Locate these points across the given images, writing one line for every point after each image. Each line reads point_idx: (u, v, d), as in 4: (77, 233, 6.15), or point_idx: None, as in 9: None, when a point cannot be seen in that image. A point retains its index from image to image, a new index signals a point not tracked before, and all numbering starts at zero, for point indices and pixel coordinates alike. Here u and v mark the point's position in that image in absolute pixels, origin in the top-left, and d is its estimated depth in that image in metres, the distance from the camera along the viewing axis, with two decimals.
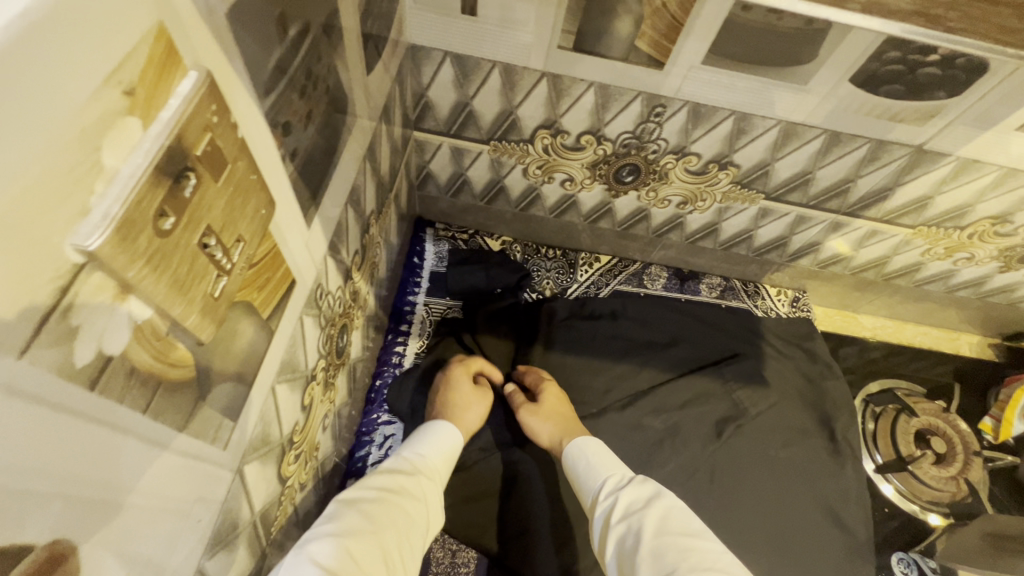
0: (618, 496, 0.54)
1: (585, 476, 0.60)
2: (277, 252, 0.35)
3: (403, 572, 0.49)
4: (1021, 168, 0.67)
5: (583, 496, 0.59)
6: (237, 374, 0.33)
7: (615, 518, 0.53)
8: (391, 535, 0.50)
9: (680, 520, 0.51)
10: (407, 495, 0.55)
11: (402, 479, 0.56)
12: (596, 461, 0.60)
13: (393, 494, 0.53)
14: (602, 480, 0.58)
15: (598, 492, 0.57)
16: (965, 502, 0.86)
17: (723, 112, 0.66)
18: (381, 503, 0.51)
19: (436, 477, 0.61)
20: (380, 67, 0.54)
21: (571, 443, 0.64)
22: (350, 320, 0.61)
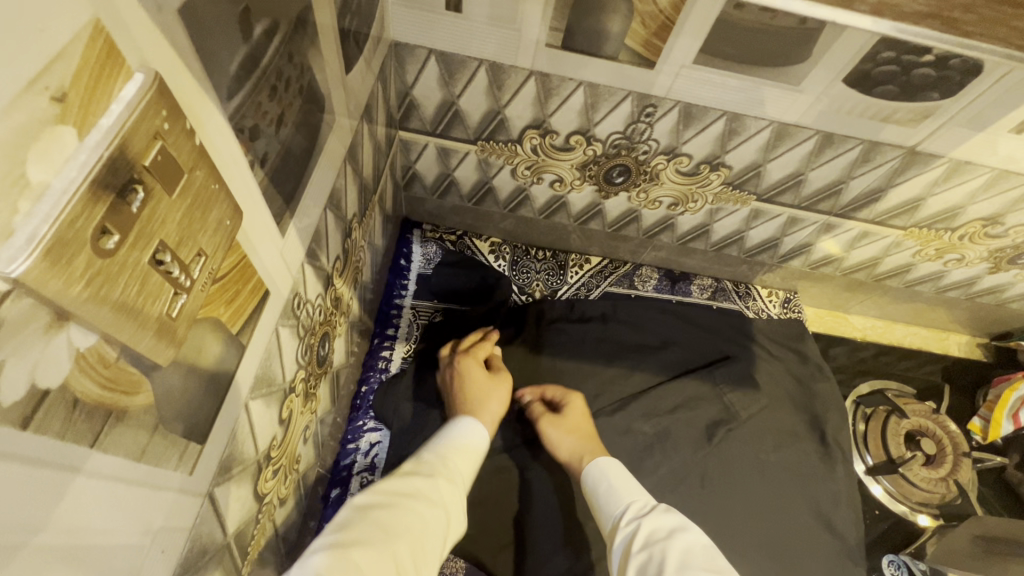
0: (641, 523, 0.53)
1: (606, 501, 0.59)
2: (247, 262, 0.33)
3: None
4: (1013, 170, 0.66)
5: (602, 523, 0.58)
6: (203, 394, 0.31)
7: (636, 545, 0.51)
8: (404, 545, 0.46)
9: (704, 555, 0.50)
10: (424, 502, 0.52)
11: (418, 482, 0.53)
12: (618, 486, 0.59)
13: (406, 498, 0.50)
14: (624, 507, 0.57)
15: (619, 519, 0.56)
16: (953, 503, 0.85)
17: (715, 113, 0.64)
18: (393, 511, 0.48)
19: (455, 481, 0.57)
20: (361, 65, 0.52)
21: (591, 466, 0.63)
22: (332, 327, 0.59)
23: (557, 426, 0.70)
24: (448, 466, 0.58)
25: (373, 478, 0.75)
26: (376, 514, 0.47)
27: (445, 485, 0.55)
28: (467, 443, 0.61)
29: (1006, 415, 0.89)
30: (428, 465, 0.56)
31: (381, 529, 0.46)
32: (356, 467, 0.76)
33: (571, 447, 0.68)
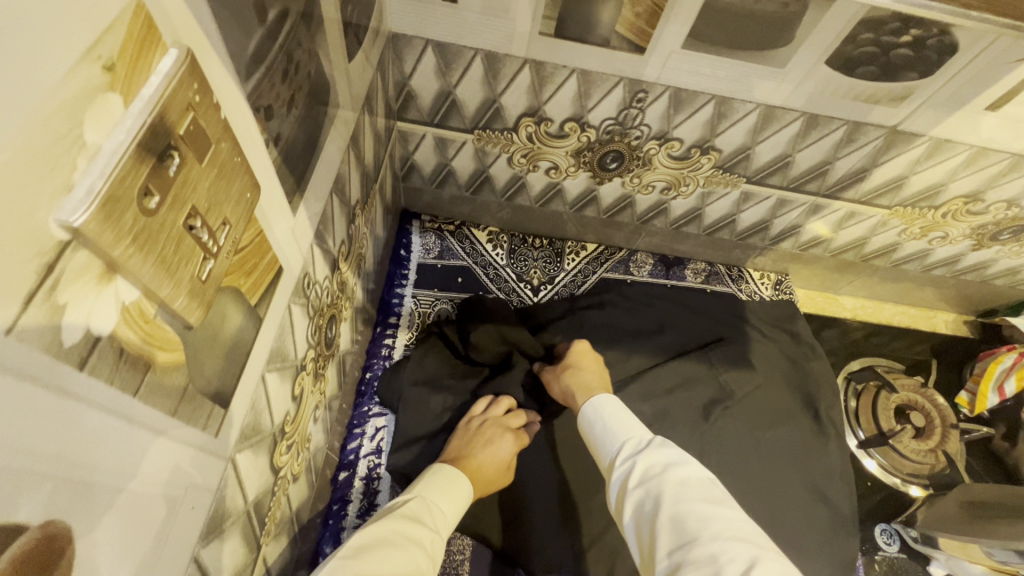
0: (637, 461, 0.54)
1: (604, 438, 0.60)
2: (264, 237, 0.35)
3: None
4: (991, 147, 0.69)
5: (602, 460, 0.60)
6: (226, 361, 0.33)
7: (634, 482, 0.53)
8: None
9: (700, 487, 0.51)
10: (415, 543, 0.54)
11: (408, 526, 0.56)
12: (613, 424, 0.60)
13: (400, 541, 0.53)
14: (621, 444, 0.58)
15: (616, 456, 0.57)
16: (943, 472, 0.88)
17: (704, 97, 0.67)
18: (387, 555, 0.50)
19: (438, 523, 0.59)
20: (361, 55, 0.53)
21: (589, 404, 0.64)
22: (338, 311, 0.61)
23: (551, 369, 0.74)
24: (438, 518, 0.60)
25: (380, 461, 0.78)
26: (369, 555, 0.49)
27: (435, 532, 0.58)
28: (457, 501, 0.63)
29: (991, 387, 0.92)
30: (419, 511, 0.59)
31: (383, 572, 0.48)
32: (362, 451, 0.78)
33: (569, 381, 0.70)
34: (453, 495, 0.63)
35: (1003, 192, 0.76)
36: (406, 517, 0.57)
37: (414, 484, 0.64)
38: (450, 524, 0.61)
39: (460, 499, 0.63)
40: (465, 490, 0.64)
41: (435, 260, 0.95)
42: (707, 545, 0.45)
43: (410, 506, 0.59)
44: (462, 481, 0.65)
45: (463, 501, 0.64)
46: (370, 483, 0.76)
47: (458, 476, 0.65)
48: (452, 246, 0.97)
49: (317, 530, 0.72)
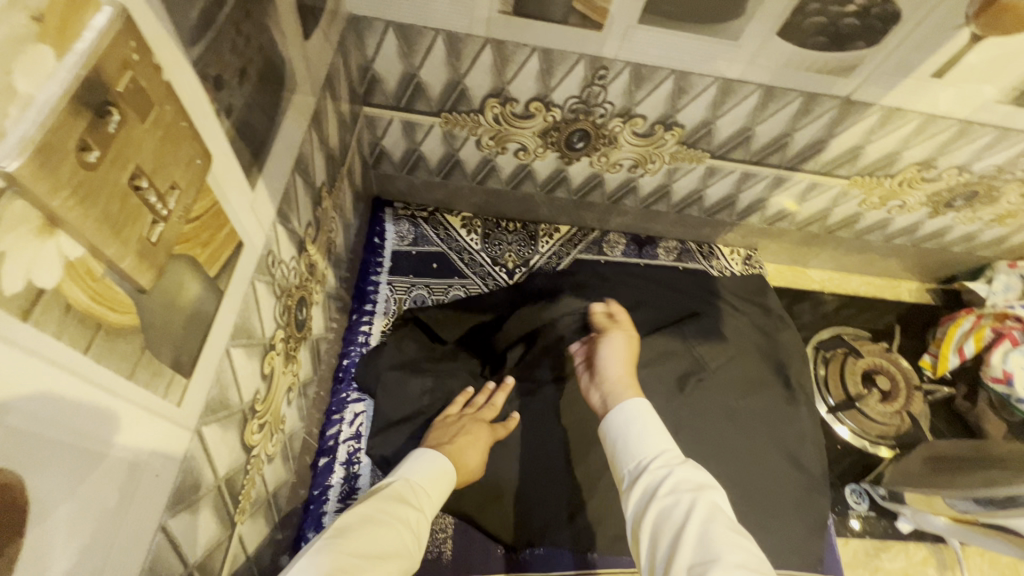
0: (667, 471, 0.53)
1: (631, 443, 0.57)
2: (220, 209, 0.36)
3: None
4: (939, 114, 0.72)
5: (620, 464, 0.57)
6: (187, 330, 0.34)
7: (662, 490, 0.51)
8: (393, 564, 0.50)
9: (729, 515, 0.49)
10: (402, 523, 0.55)
11: (396, 506, 0.56)
12: (642, 429, 0.57)
13: (390, 520, 0.54)
14: (648, 450, 0.56)
15: (642, 462, 0.55)
16: (908, 433, 0.92)
17: (664, 72, 0.68)
18: (377, 530, 0.51)
19: (424, 504, 0.60)
20: (319, 34, 0.53)
21: (625, 402, 0.61)
22: (308, 293, 0.61)
23: (614, 341, 0.72)
24: (425, 498, 0.60)
25: (359, 446, 0.78)
26: (355, 533, 0.50)
27: (420, 511, 0.58)
28: (444, 484, 0.64)
29: (951, 349, 0.96)
30: (407, 494, 0.59)
31: (370, 550, 0.49)
32: (341, 436, 0.78)
33: (620, 365, 0.68)
34: (440, 478, 0.64)
35: (954, 158, 0.79)
36: (393, 499, 0.57)
37: (400, 468, 0.64)
38: (438, 505, 0.62)
39: (445, 482, 0.64)
40: (452, 474, 0.65)
41: (410, 247, 0.95)
42: (732, 571, 0.43)
43: (397, 489, 0.59)
44: (448, 465, 0.65)
45: (450, 483, 0.65)
46: (350, 468, 0.76)
47: (443, 460, 0.66)
48: (426, 233, 0.97)
49: (298, 516, 0.72)
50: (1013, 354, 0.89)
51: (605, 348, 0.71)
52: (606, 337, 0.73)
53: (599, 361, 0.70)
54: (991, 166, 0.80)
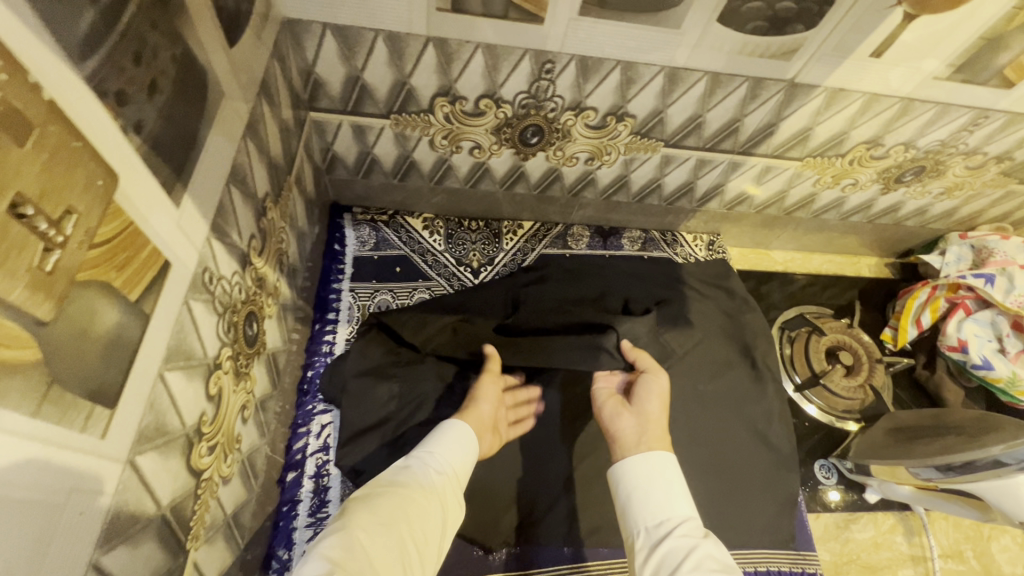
0: (697, 547, 0.56)
1: (657, 507, 0.61)
2: (135, 229, 0.34)
3: (418, 556, 0.52)
4: (882, 93, 0.73)
5: (642, 519, 0.61)
6: (105, 359, 0.32)
7: (688, 564, 0.54)
8: (404, 525, 0.52)
9: None
10: (412, 485, 0.57)
11: (399, 474, 0.59)
12: (675, 496, 0.62)
13: (395, 486, 0.56)
14: (677, 521, 0.60)
15: (672, 528, 0.58)
16: (872, 405, 0.94)
17: (610, 63, 0.68)
18: (379, 500, 0.53)
19: (430, 460, 0.62)
20: (247, 40, 0.51)
21: (653, 454, 0.65)
22: (258, 308, 0.59)
23: (662, 380, 0.73)
24: (444, 462, 0.62)
25: (328, 458, 0.77)
26: (363, 506, 0.52)
27: (424, 468, 0.60)
28: (465, 444, 0.65)
29: (910, 321, 0.99)
30: (425, 464, 0.61)
31: (379, 518, 0.51)
32: (309, 449, 0.77)
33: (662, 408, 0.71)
34: (457, 440, 0.65)
35: (899, 135, 0.81)
36: (408, 472, 0.59)
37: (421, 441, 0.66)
38: (463, 466, 0.64)
39: (466, 443, 0.66)
40: (470, 433, 0.67)
41: (371, 252, 0.94)
42: None
43: (414, 463, 0.61)
44: (464, 428, 0.67)
45: (472, 443, 0.67)
46: (319, 481, 0.75)
47: (454, 423, 0.67)
48: (387, 236, 0.95)
49: (267, 534, 0.71)
50: (967, 322, 0.92)
51: (649, 387, 0.72)
52: (652, 375, 0.73)
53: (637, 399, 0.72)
54: (935, 141, 0.82)
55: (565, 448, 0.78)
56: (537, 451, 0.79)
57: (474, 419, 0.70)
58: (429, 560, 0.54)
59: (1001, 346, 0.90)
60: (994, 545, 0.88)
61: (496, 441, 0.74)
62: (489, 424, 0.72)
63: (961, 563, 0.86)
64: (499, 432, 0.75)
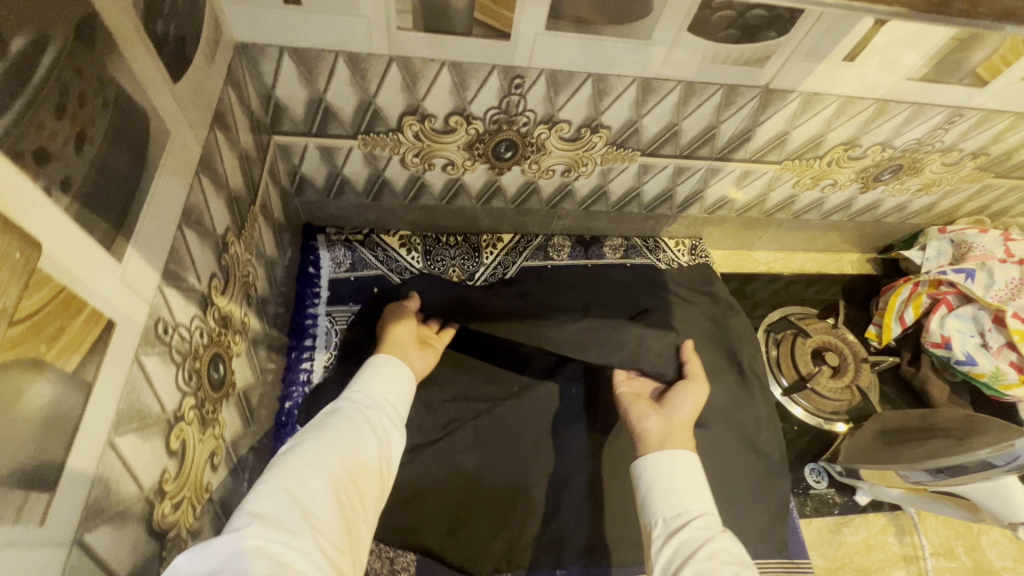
0: (713, 539, 0.58)
1: (677, 498, 0.63)
2: (68, 293, 0.32)
3: (354, 483, 0.55)
4: (855, 96, 0.72)
5: (661, 509, 0.63)
6: (38, 438, 0.30)
7: (706, 552, 0.56)
8: (333, 460, 0.55)
9: None
10: (338, 425, 0.59)
11: (327, 418, 0.61)
12: (696, 490, 0.64)
13: (321, 430, 0.58)
14: (695, 514, 0.62)
15: (690, 519, 0.61)
16: (860, 406, 0.94)
17: (580, 76, 0.66)
18: (305, 446, 0.56)
19: (356, 400, 0.64)
20: (196, 71, 0.49)
21: (676, 452, 0.67)
22: (224, 347, 0.57)
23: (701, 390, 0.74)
24: (374, 400, 0.65)
25: None
26: (291, 454, 0.55)
27: (351, 407, 0.63)
28: (394, 380, 0.69)
29: (893, 318, 0.99)
30: (354, 405, 0.63)
31: (306, 459, 0.54)
32: None
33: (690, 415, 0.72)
34: (385, 379, 0.69)
35: (876, 136, 0.80)
36: (337, 415, 0.61)
37: (350, 385, 0.68)
38: (396, 398, 0.68)
39: (397, 378, 0.70)
40: (401, 366, 0.71)
41: (348, 273, 0.91)
42: None
43: (343, 404, 0.64)
44: (388, 363, 0.70)
45: (398, 374, 0.70)
46: None
47: (378, 363, 0.70)
48: (364, 256, 0.92)
49: None
50: (950, 318, 0.92)
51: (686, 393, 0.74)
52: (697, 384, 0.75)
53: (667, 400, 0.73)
54: (913, 139, 0.81)
55: (547, 468, 0.80)
56: (521, 471, 0.79)
57: (394, 345, 0.75)
58: (371, 485, 0.57)
59: (984, 341, 0.91)
60: (984, 540, 0.88)
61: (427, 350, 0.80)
62: (412, 344, 0.77)
63: (953, 559, 0.86)
64: (429, 346, 0.80)
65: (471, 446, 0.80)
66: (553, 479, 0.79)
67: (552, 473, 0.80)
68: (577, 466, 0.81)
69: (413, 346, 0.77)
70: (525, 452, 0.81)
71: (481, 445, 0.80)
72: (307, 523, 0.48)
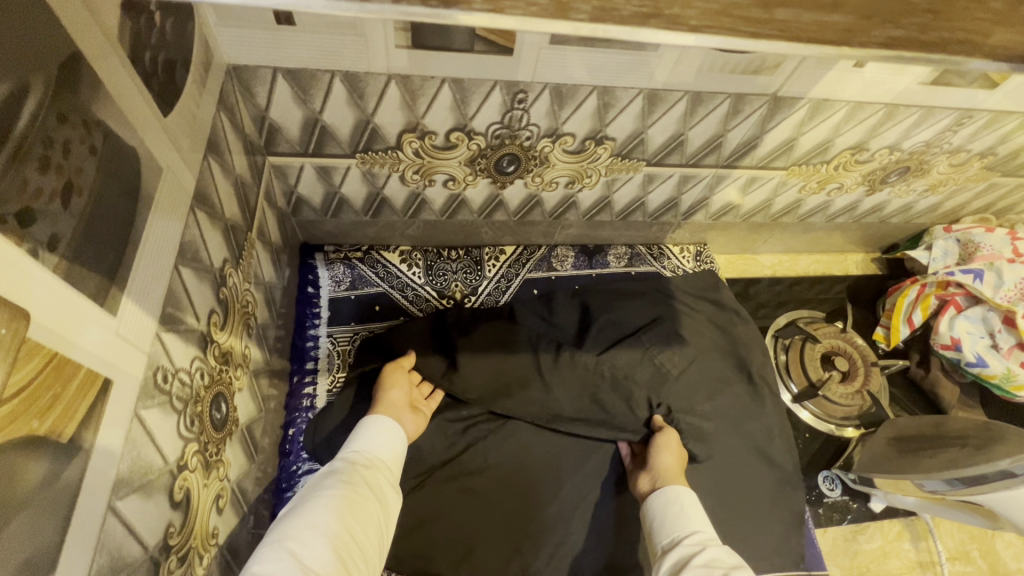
0: (703, 548, 0.59)
1: (669, 526, 0.65)
2: (60, 359, 0.30)
3: (355, 538, 0.55)
4: (865, 101, 0.70)
5: (659, 537, 0.65)
6: (36, 519, 0.28)
7: (693, 562, 0.57)
8: (332, 518, 0.55)
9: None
10: (335, 483, 0.60)
11: (325, 477, 0.61)
12: (686, 513, 0.66)
13: (319, 490, 0.58)
14: (687, 533, 0.63)
15: (681, 538, 0.62)
16: (870, 411, 0.93)
17: (585, 89, 0.64)
18: (304, 508, 0.56)
19: (353, 457, 0.65)
20: (187, 99, 0.46)
21: (663, 488, 0.70)
22: (226, 384, 0.54)
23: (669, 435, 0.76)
24: (373, 456, 0.66)
25: None
26: (290, 517, 0.55)
27: (347, 464, 0.63)
28: (390, 434, 0.69)
29: (901, 320, 0.98)
30: (354, 462, 0.64)
31: (305, 521, 0.54)
32: None
33: (671, 460, 0.73)
34: (381, 432, 0.69)
35: (884, 139, 0.79)
36: (333, 473, 0.61)
37: (348, 441, 0.68)
38: (392, 454, 0.68)
39: (392, 434, 0.70)
40: (394, 420, 0.71)
41: (348, 292, 0.88)
42: None
43: (339, 462, 0.64)
44: (383, 417, 0.71)
45: (394, 427, 0.70)
46: None
47: (372, 417, 0.70)
48: (364, 273, 0.90)
49: None
50: (958, 321, 0.91)
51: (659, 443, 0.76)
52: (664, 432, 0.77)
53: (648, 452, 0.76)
54: (921, 142, 0.80)
55: (560, 487, 0.79)
56: (533, 493, 0.78)
57: (383, 405, 0.73)
58: (371, 539, 0.57)
59: (994, 342, 0.90)
60: (999, 542, 0.88)
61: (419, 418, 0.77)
62: (403, 407, 0.75)
63: (968, 564, 0.87)
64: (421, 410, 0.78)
65: (480, 468, 0.78)
66: (566, 499, 0.78)
67: (565, 492, 0.79)
68: (590, 485, 0.80)
69: (405, 408, 0.75)
70: (536, 473, 0.79)
71: (491, 466, 0.79)
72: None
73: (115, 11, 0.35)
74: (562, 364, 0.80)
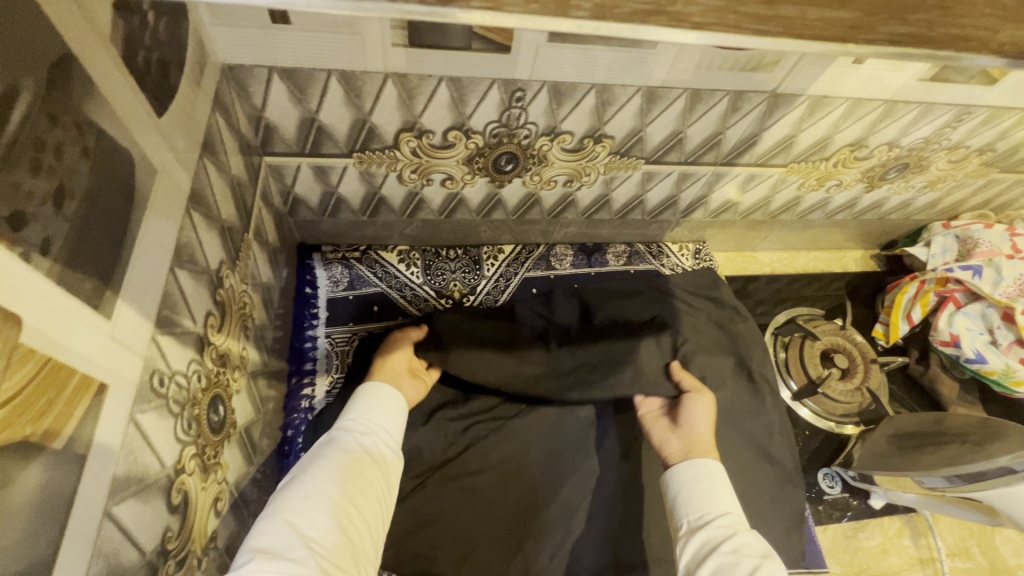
0: (736, 535, 0.58)
1: (699, 500, 0.64)
2: (53, 364, 0.29)
3: (355, 507, 0.55)
4: (864, 97, 0.70)
5: (686, 512, 0.64)
6: (31, 527, 0.28)
7: (725, 547, 0.57)
8: (331, 488, 0.55)
9: None
10: (334, 452, 0.59)
11: (323, 446, 0.61)
12: (718, 493, 0.64)
13: (317, 459, 0.58)
14: (718, 514, 0.62)
15: (713, 518, 0.61)
16: (870, 408, 0.93)
17: (583, 87, 0.63)
18: (303, 477, 0.56)
19: (351, 425, 0.64)
20: (183, 99, 0.46)
21: (696, 460, 0.68)
22: (223, 387, 0.54)
23: (705, 402, 0.76)
24: (370, 424, 0.65)
25: None
26: (289, 486, 0.55)
27: (345, 433, 0.63)
28: (387, 403, 0.68)
29: (900, 317, 0.98)
30: (351, 431, 0.63)
31: (304, 490, 0.54)
32: None
33: (708, 428, 0.74)
34: (379, 402, 0.67)
35: (883, 136, 0.78)
36: (331, 442, 0.61)
37: (344, 410, 0.67)
38: (391, 421, 0.67)
39: (391, 403, 0.68)
40: (392, 390, 0.70)
41: (346, 292, 0.88)
42: None
43: (337, 430, 0.63)
44: (380, 386, 0.69)
45: (392, 394, 0.69)
46: None
47: (371, 386, 0.69)
48: (362, 274, 0.90)
49: None
50: (958, 317, 0.91)
51: (693, 408, 0.76)
52: (698, 397, 0.77)
53: (682, 417, 0.75)
54: (920, 138, 0.80)
55: (560, 486, 0.79)
56: (531, 493, 0.78)
57: (384, 372, 0.74)
58: (372, 508, 0.57)
59: (993, 338, 0.90)
60: (998, 538, 0.89)
61: (419, 386, 0.78)
62: (403, 373, 0.76)
63: (968, 560, 0.87)
64: (421, 376, 0.79)
65: (480, 468, 0.78)
66: (566, 498, 0.78)
67: (565, 492, 0.79)
68: (590, 484, 0.80)
69: (405, 375, 0.77)
70: (537, 472, 0.79)
71: (492, 465, 0.79)
72: (311, 552, 0.48)
73: (107, 10, 0.34)
74: (563, 360, 0.80)
